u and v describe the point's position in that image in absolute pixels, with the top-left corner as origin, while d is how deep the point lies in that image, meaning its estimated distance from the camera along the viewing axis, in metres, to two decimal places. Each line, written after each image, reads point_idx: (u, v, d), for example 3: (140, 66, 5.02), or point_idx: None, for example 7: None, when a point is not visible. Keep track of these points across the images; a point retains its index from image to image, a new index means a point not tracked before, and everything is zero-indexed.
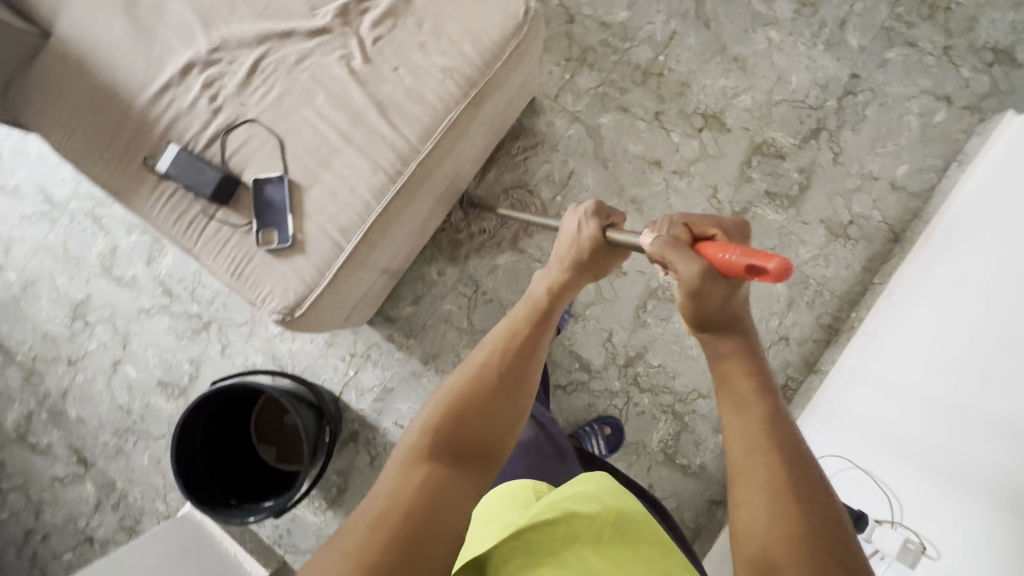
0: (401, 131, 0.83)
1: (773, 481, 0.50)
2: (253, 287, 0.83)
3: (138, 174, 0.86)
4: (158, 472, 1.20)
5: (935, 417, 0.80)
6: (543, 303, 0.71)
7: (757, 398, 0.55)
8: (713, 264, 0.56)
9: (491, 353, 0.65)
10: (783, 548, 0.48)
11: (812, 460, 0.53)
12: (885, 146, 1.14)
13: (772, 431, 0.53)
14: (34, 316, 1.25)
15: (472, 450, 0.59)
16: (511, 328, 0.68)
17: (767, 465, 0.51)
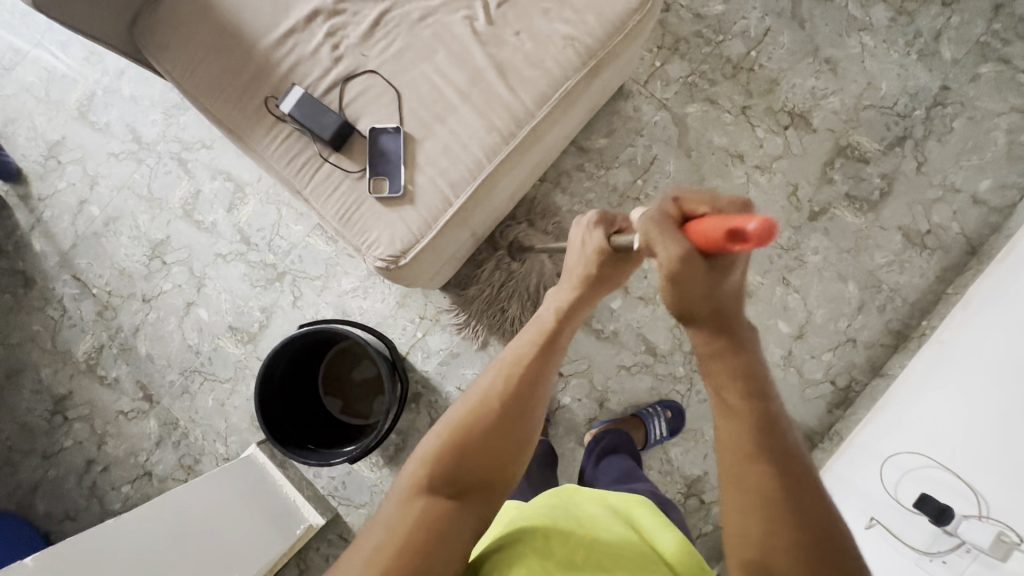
0: (518, 94, 0.85)
1: (767, 511, 0.48)
2: (360, 233, 0.85)
3: (256, 113, 0.89)
4: (221, 414, 1.23)
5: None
6: (543, 339, 0.66)
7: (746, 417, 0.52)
8: (691, 245, 0.48)
9: (490, 382, 0.63)
10: (781, 553, 0.47)
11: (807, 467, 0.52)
12: (970, 160, 1.15)
13: (762, 455, 0.50)
14: (112, 253, 1.28)
15: (475, 479, 0.58)
16: (511, 358, 0.65)
17: (757, 491, 0.49)
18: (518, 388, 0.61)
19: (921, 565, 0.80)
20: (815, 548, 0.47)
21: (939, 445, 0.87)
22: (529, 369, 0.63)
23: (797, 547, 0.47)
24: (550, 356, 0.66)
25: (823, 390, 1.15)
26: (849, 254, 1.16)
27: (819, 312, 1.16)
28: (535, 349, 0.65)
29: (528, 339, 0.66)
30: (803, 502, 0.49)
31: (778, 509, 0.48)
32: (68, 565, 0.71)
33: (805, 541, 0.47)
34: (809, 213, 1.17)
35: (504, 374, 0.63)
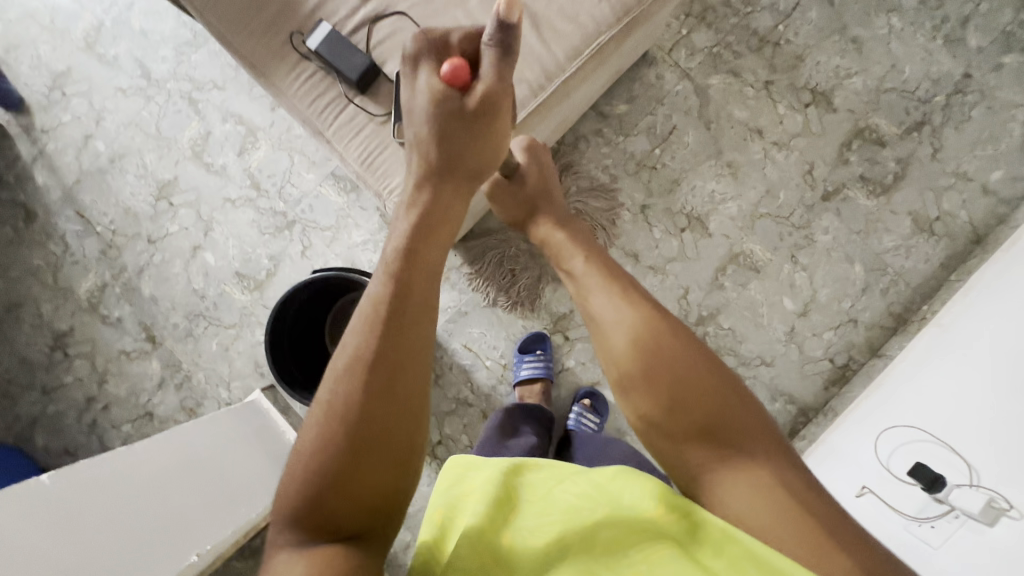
0: (550, 47, 0.84)
1: (634, 380, 0.61)
2: (381, 178, 0.84)
3: (280, 49, 0.87)
4: (225, 359, 1.23)
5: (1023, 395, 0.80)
6: (392, 300, 0.55)
7: (593, 288, 0.69)
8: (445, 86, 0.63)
9: (331, 389, 0.52)
10: (687, 433, 0.57)
11: (688, 357, 0.60)
12: (984, 150, 1.16)
13: (636, 354, 0.61)
14: (118, 190, 1.25)
15: (362, 470, 0.50)
16: (354, 340, 0.54)
17: (621, 362, 0.62)
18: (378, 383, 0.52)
19: (910, 530, 0.83)
20: (721, 421, 0.56)
21: (934, 420, 0.90)
22: (377, 348, 0.53)
23: (697, 423, 0.57)
24: (417, 305, 0.57)
25: (821, 367, 1.17)
26: (859, 236, 1.17)
27: (824, 291, 1.17)
28: (380, 321, 0.54)
29: (367, 306, 0.55)
30: (657, 342, 0.61)
31: (651, 369, 0.60)
32: (86, 483, 0.73)
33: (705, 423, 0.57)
34: (823, 193, 1.18)
35: (347, 371, 0.53)
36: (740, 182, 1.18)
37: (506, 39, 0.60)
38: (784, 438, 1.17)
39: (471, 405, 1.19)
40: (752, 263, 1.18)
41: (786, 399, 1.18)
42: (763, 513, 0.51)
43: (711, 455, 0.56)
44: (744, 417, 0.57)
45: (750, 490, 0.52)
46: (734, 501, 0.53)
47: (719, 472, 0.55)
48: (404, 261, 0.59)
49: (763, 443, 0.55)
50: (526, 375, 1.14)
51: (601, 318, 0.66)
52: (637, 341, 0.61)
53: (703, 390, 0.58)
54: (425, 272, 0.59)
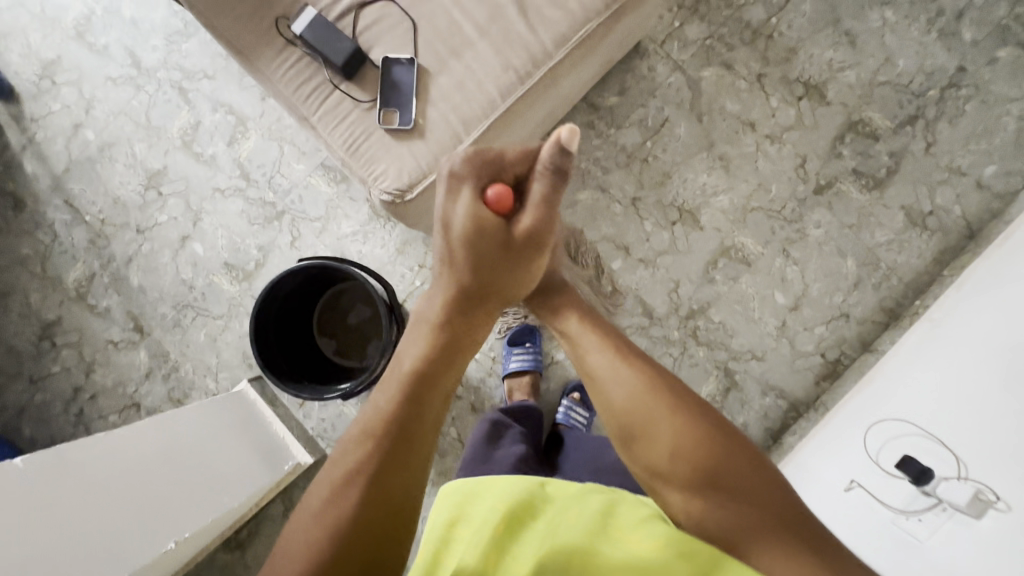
0: (537, 33, 0.83)
1: (629, 427, 0.59)
2: (367, 164, 0.84)
3: (266, 34, 0.86)
4: (213, 350, 1.22)
5: (1014, 389, 0.78)
6: (404, 417, 0.56)
7: (590, 347, 0.66)
8: (488, 205, 0.61)
9: (328, 501, 0.51)
10: (702, 504, 0.55)
11: (705, 422, 0.58)
12: (978, 144, 1.15)
13: (650, 425, 0.58)
14: (107, 179, 1.25)
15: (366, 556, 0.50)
16: (359, 450, 0.54)
17: (616, 412, 0.61)
18: (381, 505, 0.52)
19: (896, 523, 0.82)
20: (748, 500, 0.54)
21: (923, 414, 0.89)
22: (383, 461, 0.53)
23: (715, 497, 0.54)
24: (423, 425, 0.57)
25: (813, 362, 1.16)
26: (851, 230, 1.17)
27: (816, 286, 1.17)
28: (389, 435, 0.54)
29: (377, 417, 0.55)
30: (670, 411, 0.58)
31: (649, 422, 0.58)
32: (65, 466, 0.72)
33: (726, 498, 0.54)
34: (815, 186, 1.17)
35: (349, 478, 0.52)
36: (731, 175, 1.18)
37: (557, 183, 0.60)
38: (775, 434, 1.16)
39: (460, 397, 1.18)
40: (744, 256, 1.17)
41: (777, 394, 1.17)
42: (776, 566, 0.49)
43: (756, 537, 0.52)
44: (756, 469, 0.56)
45: (764, 543, 0.51)
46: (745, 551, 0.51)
47: (761, 553, 0.50)
48: (421, 375, 0.59)
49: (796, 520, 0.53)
50: (515, 368, 1.13)
51: (599, 375, 0.63)
52: (641, 396, 0.60)
53: (710, 448, 0.56)
54: (441, 391, 0.60)
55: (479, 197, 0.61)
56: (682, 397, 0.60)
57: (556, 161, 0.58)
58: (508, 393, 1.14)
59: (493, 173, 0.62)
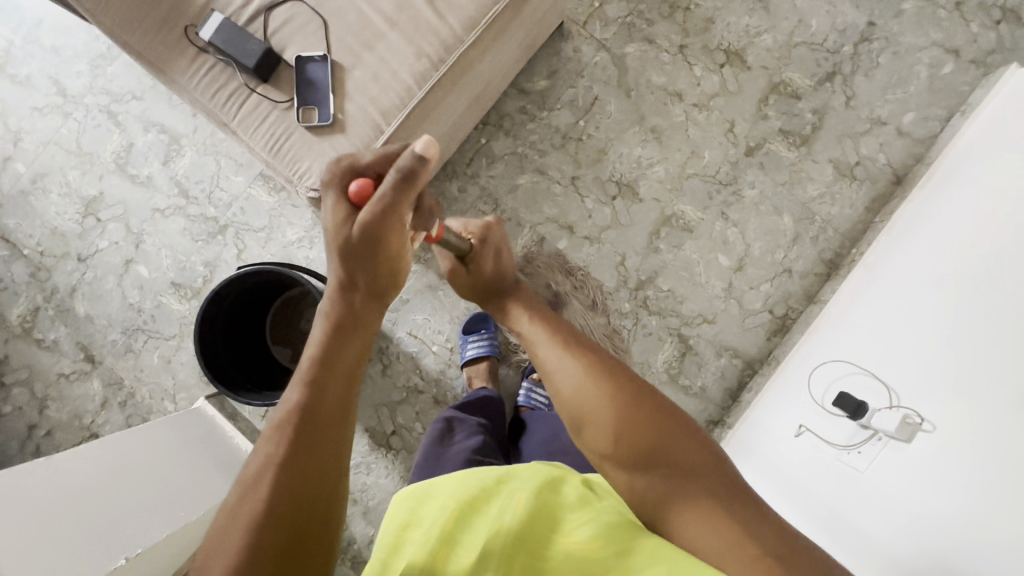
0: (446, 20, 0.85)
1: (578, 421, 0.57)
2: (291, 163, 0.84)
3: (177, 44, 0.86)
4: (168, 371, 1.21)
5: (940, 320, 0.82)
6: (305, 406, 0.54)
7: (535, 340, 0.64)
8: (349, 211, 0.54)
9: (246, 492, 0.52)
10: (655, 493, 0.53)
11: (657, 413, 0.56)
12: (895, 94, 1.20)
13: (604, 421, 0.56)
14: (42, 210, 1.23)
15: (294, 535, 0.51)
16: (263, 450, 0.54)
17: (568, 402, 0.58)
18: (286, 502, 0.51)
19: (840, 459, 0.84)
20: (705, 489, 0.52)
21: (861, 353, 0.92)
22: (286, 458, 0.53)
23: (667, 486, 0.53)
24: (331, 413, 0.55)
25: (762, 320, 1.19)
26: (784, 187, 1.20)
27: (757, 245, 1.20)
28: (289, 430, 0.54)
29: (280, 412, 0.55)
30: (619, 402, 0.56)
31: (594, 409, 0.56)
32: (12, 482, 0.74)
33: (681, 488, 0.52)
34: (745, 149, 1.20)
35: (258, 476, 0.52)
36: (664, 146, 1.21)
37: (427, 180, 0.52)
38: (734, 393, 1.19)
39: (422, 391, 1.19)
40: (685, 223, 1.20)
41: (731, 354, 1.19)
42: (722, 551, 0.49)
43: (710, 522, 0.50)
44: (705, 459, 0.54)
45: (709, 525, 0.50)
46: (694, 536, 0.51)
47: (717, 540, 0.49)
48: (316, 371, 0.56)
49: (748, 505, 0.52)
50: (473, 355, 1.14)
51: (548, 366, 0.61)
52: (590, 383, 0.58)
53: (658, 436, 0.54)
54: (343, 375, 0.57)
55: (342, 206, 0.53)
56: (639, 395, 0.57)
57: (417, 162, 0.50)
58: (469, 381, 1.14)
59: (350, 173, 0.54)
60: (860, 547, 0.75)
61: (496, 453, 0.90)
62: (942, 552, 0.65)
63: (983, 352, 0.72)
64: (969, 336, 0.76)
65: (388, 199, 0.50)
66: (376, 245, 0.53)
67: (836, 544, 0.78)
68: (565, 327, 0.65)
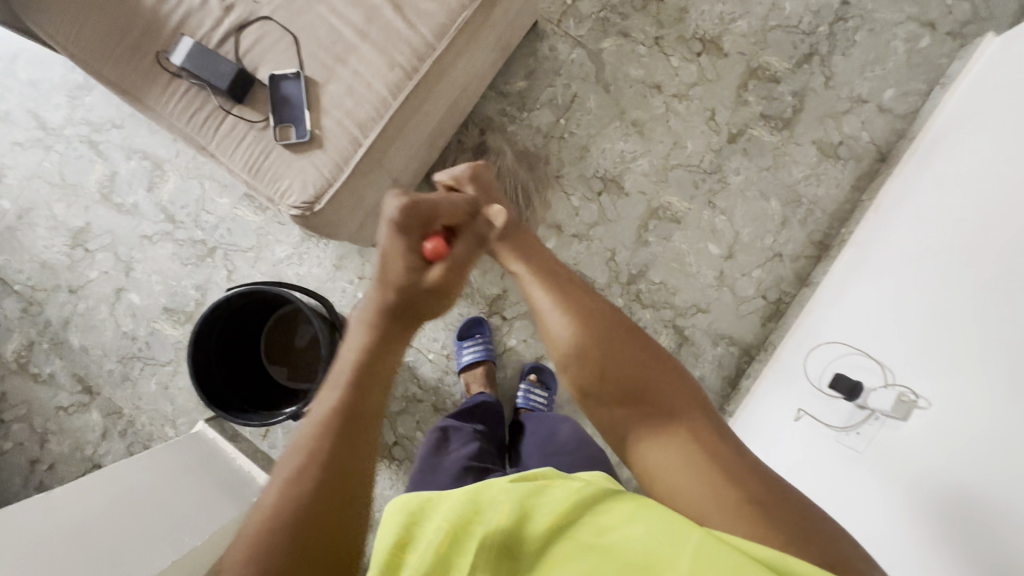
0: (416, 28, 0.85)
1: (561, 352, 0.62)
2: (271, 182, 0.84)
3: (150, 70, 0.86)
4: (166, 397, 1.20)
5: (931, 296, 0.82)
6: (348, 408, 0.51)
7: (527, 276, 0.67)
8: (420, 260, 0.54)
9: (284, 488, 0.48)
10: (629, 424, 0.58)
11: (636, 350, 0.60)
12: (873, 71, 1.19)
13: (585, 352, 0.60)
14: (30, 245, 1.23)
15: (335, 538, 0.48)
16: (295, 460, 0.49)
17: (552, 335, 0.62)
18: (325, 516, 0.48)
19: (839, 441, 0.83)
20: (676, 423, 0.56)
21: (855, 334, 0.92)
22: (333, 456, 0.49)
23: (641, 420, 0.57)
24: (372, 422, 0.52)
25: (755, 306, 1.19)
26: (769, 172, 1.20)
27: (746, 231, 1.20)
28: (332, 431, 0.50)
29: (316, 420, 0.50)
30: (600, 335, 0.60)
31: (576, 341, 0.60)
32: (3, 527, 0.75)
33: (653, 420, 0.57)
34: (728, 136, 1.20)
35: (294, 487, 0.48)
36: (647, 138, 1.20)
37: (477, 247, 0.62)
38: (733, 381, 1.19)
39: (421, 400, 1.19)
40: (672, 215, 1.20)
41: (728, 341, 1.19)
42: (688, 480, 0.53)
43: (677, 450, 0.55)
44: (680, 396, 0.58)
45: (676, 453, 0.55)
46: (656, 466, 0.55)
47: (682, 469, 0.54)
48: (357, 378, 0.52)
49: (713, 438, 0.56)
50: (469, 360, 1.13)
51: (535, 304, 0.65)
52: (575, 322, 0.61)
53: (635, 371, 0.59)
54: (383, 379, 0.54)
55: (415, 257, 0.53)
56: (619, 332, 0.61)
57: (485, 225, 0.61)
58: (466, 386, 1.14)
59: (424, 222, 0.55)
60: (866, 530, 0.74)
61: (494, 460, 0.90)
62: (948, 526, 0.64)
63: (975, 323, 0.72)
64: (961, 308, 0.76)
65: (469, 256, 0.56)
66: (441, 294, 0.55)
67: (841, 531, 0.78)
68: (557, 265, 0.68)
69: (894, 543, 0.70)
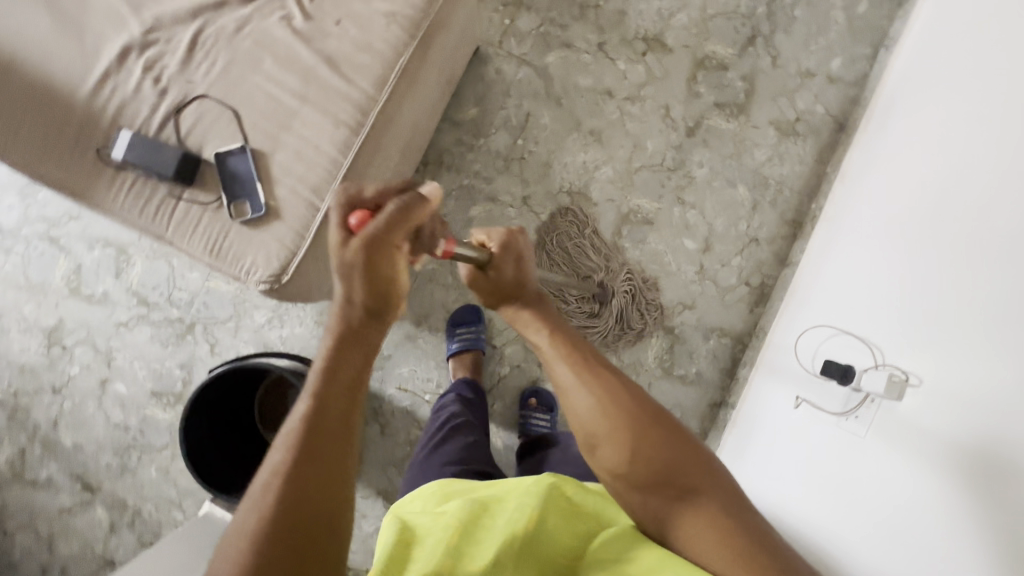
0: (355, 83, 0.84)
1: (595, 436, 0.61)
2: (235, 261, 0.83)
3: (93, 167, 0.84)
4: (169, 481, 1.19)
5: (909, 269, 0.82)
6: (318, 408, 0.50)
7: (546, 352, 0.68)
8: (348, 235, 0.53)
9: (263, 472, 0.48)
10: (666, 512, 0.57)
11: (669, 434, 0.60)
12: (818, 43, 1.20)
13: (617, 436, 0.60)
14: (6, 351, 1.21)
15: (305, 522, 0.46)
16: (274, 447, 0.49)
17: (585, 421, 0.62)
18: (294, 533, 0.45)
19: (840, 427, 0.83)
20: (712, 508, 0.56)
21: (840, 314, 0.91)
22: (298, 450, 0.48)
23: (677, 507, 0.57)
24: (338, 432, 0.50)
25: (740, 294, 1.19)
26: (732, 159, 1.20)
27: (719, 221, 1.20)
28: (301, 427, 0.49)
29: (281, 441, 0.49)
30: (631, 417, 0.61)
31: (609, 426, 0.61)
32: None
33: (687, 505, 0.57)
34: (685, 130, 1.20)
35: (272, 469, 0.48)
36: (606, 145, 1.20)
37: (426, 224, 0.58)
38: (730, 371, 1.19)
39: None
40: (643, 217, 1.20)
41: (719, 333, 1.19)
42: (731, 573, 0.53)
43: (711, 540, 0.55)
44: (710, 481, 0.58)
45: (713, 544, 0.54)
46: (699, 553, 0.55)
47: (723, 560, 0.53)
48: (320, 391, 0.51)
49: (747, 523, 0.56)
50: (458, 347, 1.13)
51: (564, 387, 0.64)
52: (600, 403, 0.62)
53: (670, 456, 0.59)
54: (348, 384, 0.52)
55: (341, 230, 0.53)
56: (649, 415, 0.61)
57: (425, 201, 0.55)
58: (452, 371, 1.14)
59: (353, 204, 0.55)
60: (883, 517, 0.71)
61: (481, 459, 0.88)
62: (967, 485, 0.63)
63: (954, 290, 0.73)
64: (939, 279, 0.76)
65: (389, 219, 0.52)
66: (372, 264, 0.53)
67: (854, 517, 0.76)
68: (576, 339, 0.69)
69: (911, 518, 0.68)
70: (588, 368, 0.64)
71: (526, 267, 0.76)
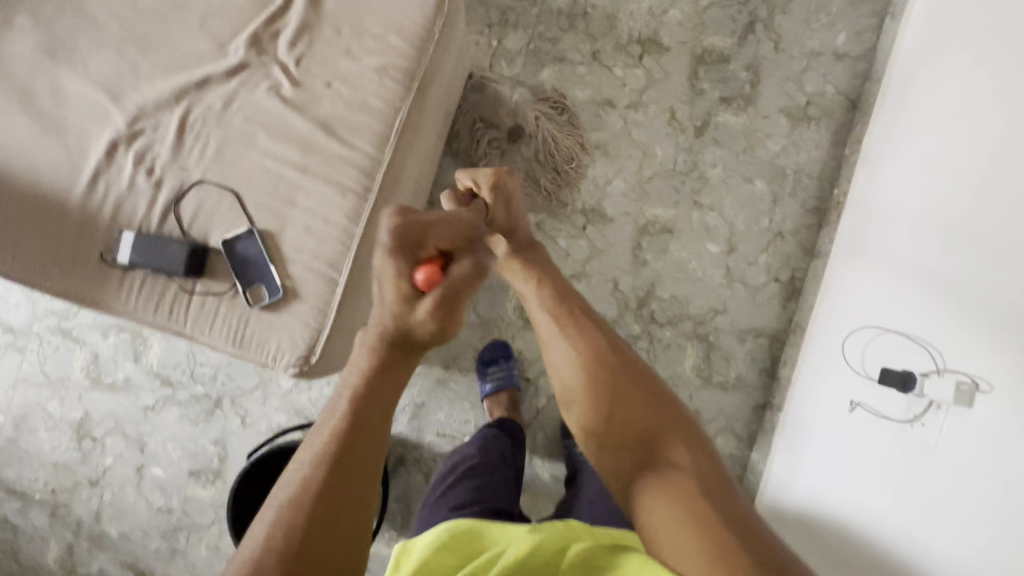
0: (356, 146, 0.80)
1: (571, 390, 0.65)
2: (260, 348, 0.80)
3: (99, 271, 0.81)
4: (221, 558, 1.17)
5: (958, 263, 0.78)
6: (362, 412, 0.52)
7: (537, 311, 0.71)
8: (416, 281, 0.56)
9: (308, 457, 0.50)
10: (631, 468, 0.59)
11: (641, 393, 0.63)
12: (819, 20, 1.15)
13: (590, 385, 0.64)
14: (37, 451, 1.19)
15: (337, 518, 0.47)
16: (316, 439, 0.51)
17: (563, 374, 0.66)
18: (319, 527, 0.46)
19: (906, 433, 0.80)
20: (673, 471, 0.57)
21: (889, 313, 0.88)
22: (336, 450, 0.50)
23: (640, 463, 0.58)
24: (364, 449, 0.51)
25: (771, 291, 1.16)
26: (745, 154, 1.15)
27: (740, 220, 1.16)
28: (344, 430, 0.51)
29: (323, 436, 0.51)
30: (606, 372, 0.64)
31: (590, 378, 0.64)
32: None
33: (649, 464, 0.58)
34: (693, 130, 1.15)
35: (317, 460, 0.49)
36: (615, 157, 1.16)
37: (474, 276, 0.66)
38: (770, 371, 1.16)
39: None
40: (662, 227, 1.16)
41: (755, 334, 1.16)
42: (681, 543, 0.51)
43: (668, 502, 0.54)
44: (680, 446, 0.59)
45: (669, 509, 0.54)
46: (652, 516, 0.54)
47: (674, 523, 0.52)
48: (359, 399, 0.53)
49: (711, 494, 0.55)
50: (491, 388, 1.11)
51: (546, 343, 0.69)
52: (583, 365, 0.65)
53: (642, 418, 0.61)
54: (387, 398, 0.54)
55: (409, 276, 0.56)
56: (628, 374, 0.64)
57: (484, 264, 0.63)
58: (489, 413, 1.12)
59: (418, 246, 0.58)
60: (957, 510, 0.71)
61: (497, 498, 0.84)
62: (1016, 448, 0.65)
63: (1014, 287, 0.69)
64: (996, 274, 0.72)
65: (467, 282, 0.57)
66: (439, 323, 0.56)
67: (929, 514, 0.74)
68: (571, 300, 0.71)
69: (981, 490, 0.68)
70: (580, 329, 0.68)
71: (520, 224, 0.79)
